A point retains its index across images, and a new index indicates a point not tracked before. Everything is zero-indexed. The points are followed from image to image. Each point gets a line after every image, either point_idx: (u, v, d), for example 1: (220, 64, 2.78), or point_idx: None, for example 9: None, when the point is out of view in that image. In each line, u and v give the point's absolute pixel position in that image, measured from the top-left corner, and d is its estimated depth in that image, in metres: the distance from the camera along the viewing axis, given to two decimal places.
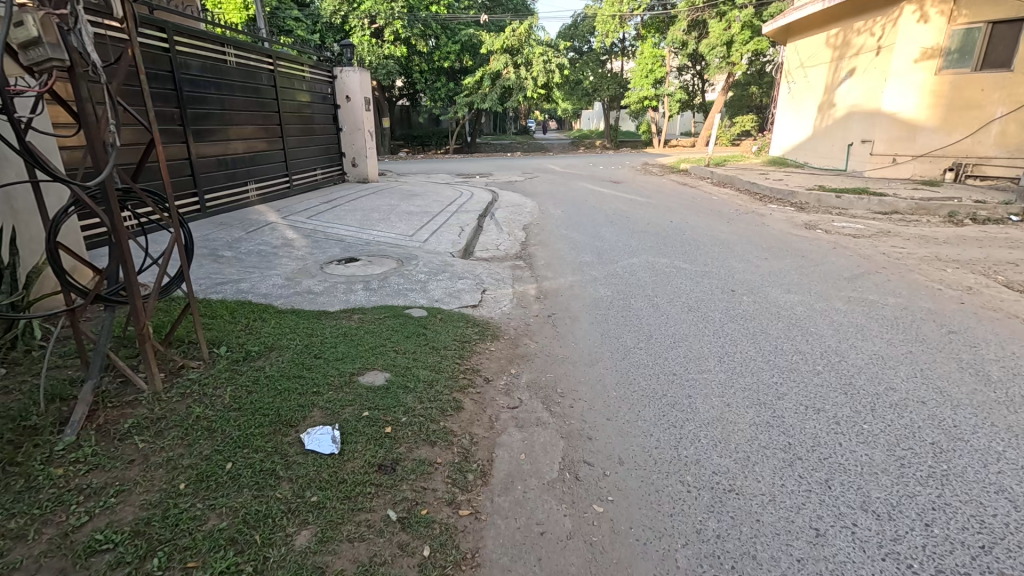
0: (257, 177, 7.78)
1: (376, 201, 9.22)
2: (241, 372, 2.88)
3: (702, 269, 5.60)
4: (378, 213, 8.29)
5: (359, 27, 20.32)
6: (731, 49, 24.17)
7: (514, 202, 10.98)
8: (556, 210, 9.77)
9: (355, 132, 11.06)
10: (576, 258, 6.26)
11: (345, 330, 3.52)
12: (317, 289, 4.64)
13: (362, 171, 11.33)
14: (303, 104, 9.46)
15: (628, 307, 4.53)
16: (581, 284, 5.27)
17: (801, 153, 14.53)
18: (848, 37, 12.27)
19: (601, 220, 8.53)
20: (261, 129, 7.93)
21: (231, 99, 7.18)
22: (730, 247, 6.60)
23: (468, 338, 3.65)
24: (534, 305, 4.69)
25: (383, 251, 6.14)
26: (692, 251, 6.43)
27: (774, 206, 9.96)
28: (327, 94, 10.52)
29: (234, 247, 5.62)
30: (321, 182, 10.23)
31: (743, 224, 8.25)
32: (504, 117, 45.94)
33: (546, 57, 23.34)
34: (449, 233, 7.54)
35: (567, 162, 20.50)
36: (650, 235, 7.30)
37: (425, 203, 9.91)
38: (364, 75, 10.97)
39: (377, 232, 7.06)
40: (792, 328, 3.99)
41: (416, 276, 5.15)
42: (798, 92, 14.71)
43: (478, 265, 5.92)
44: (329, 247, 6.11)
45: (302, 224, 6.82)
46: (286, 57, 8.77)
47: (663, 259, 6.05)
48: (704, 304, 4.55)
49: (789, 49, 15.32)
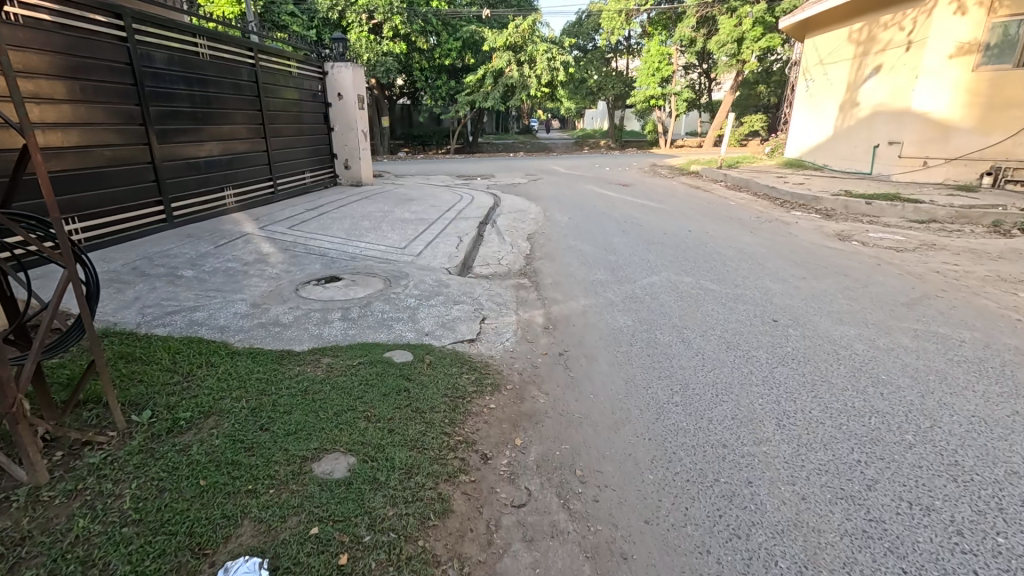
0: (235, 182, 7.07)
1: (368, 208, 8.51)
2: (159, 456, 2.17)
3: (735, 292, 4.88)
4: (368, 220, 7.60)
5: (357, 23, 19.61)
6: (741, 46, 23.37)
7: (517, 207, 10.26)
8: (563, 217, 9.07)
9: (348, 132, 10.36)
10: (588, 275, 5.55)
11: (308, 384, 2.80)
12: (286, 319, 3.94)
13: (355, 174, 10.65)
14: (290, 102, 8.77)
15: (653, 343, 3.82)
16: (596, 310, 4.56)
17: (820, 155, 13.79)
18: (874, 32, 11.53)
19: (613, 228, 7.81)
20: (240, 130, 7.24)
21: (205, 95, 6.48)
22: (760, 263, 5.88)
23: (462, 392, 2.92)
24: (542, 338, 3.99)
25: (370, 267, 5.43)
26: (718, 267, 5.72)
27: (798, 213, 9.22)
28: (318, 91, 9.82)
29: (198, 264, 4.92)
30: (309, 185, 9.53)
31: (768, 234, 7.53)
32: (506, 117, 45.24)
33: (549, 54, 22.63)
34: (446, 244, 6.84)
35: (572, 163, 19.77)
36: (669, 248, 6.57)
37: (422, 209, 9.22)
38: (358, 71, 10.26)
39: (366, 244, 6.36)
40: (857, 375, 3.28)
41: (405, 301, 4.44)
42: (816, 91, 13.97)
43: (478, 284, 5.21)
44: (309, 263, 5.40)
45: (282, 235, 6.12)
46: (271, 50, 8.07)
47: (687, 278, 5.34)
48: (744, 340, 3.83)
49: (807, 46, 14.56)
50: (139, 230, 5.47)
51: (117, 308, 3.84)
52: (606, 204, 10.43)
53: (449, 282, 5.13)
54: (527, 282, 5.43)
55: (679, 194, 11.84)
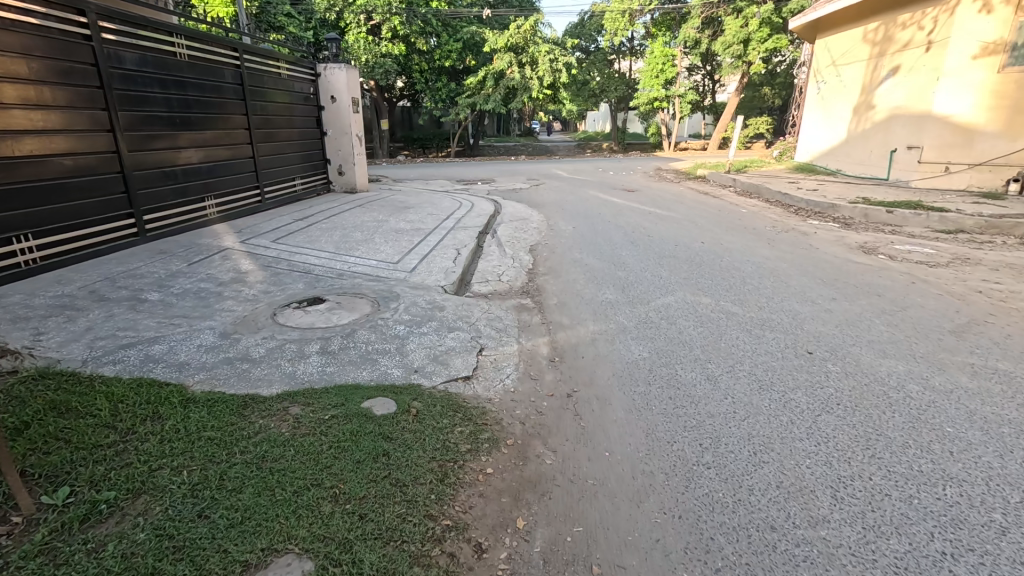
0: (216, 191, 6.63)
1: (361, 217, 8.04)
2: (63, 560, 1.71)
3: (760, 317, 4.41)
4: (360, 231, 7.14)
5: (354, 23, 19.28)
6: (747, 48, 22.94)
7: (519, 215, 9.80)
8: (568, 226, 8.60)
9: (342, 137, 9.91)
10: (597, 295, 5.08)
11: (267, 446, 2.34)
12: (257, 353, 3.47)
13: (349, 180, 10.20)
14: (279, 106, 8.32)
15: (674, 381, 3.35)
16: (607, 337, 4.09)
17: (833, 159, 13.31)
18: (891, 31, 11.06)
19: (620, 240, 7.35)
20: (223, 135, 6.79)
21: (183, 99, 6.03)
22: (783, 280, 5.41)
23: (453, 454, 2.45)
24: (546, 373, 3.52)
25: (359, 286, 4.98)
26: (738, 285, 5.26)
27: (816, 222, 8.74)
28: (310, 94, 9.38)
29: (167, 284, 4.46)
30: (300, 193, 9.09)
31: (786, 246, 7.07)
32: (508, 119, 44.78)
33: (552, 56, 22.23)
34: (442, 258, 6.37)
35: (575, 167, 19.31)
36: (682, 263, 6.11)
37: (418, 217, 8.76)
38: (352, 73, 9.83)
39: (356, 258, 5.90)
40: (917, 426, 2.80)
41: (393, 329, 3.97)
42: (828, 94, 13.51)
43: (475, 306, 4.75)
44: (290, 282, 4.93)
45: (264, 250, 5.66)
46: (258, 51, 7.63)
47: (705, 299, 4.87)
48: (777, 379, 3.36)
49: (818, 46, 14.10)
50: (106, 246, 5.02)
51: (63, 341, 3.37)
52: (611, 212, 9.96)
53: (444, 304, 4.66)
54: (530, 303, 4.97)
55: (687, 201, 11.36)
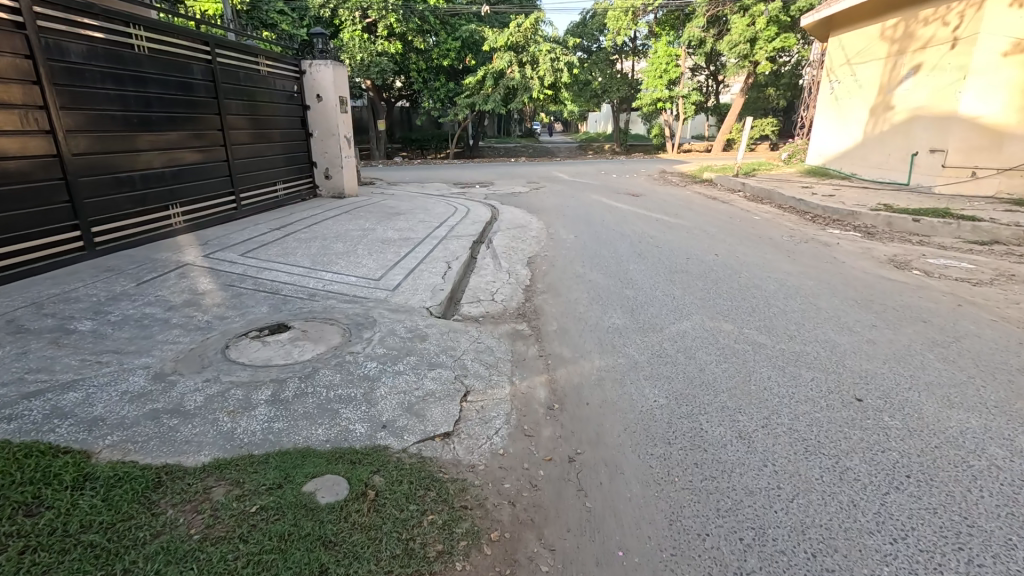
0: (182, 198, 6.04)
1: (345, 225, 7.44)
2: None
3: (792, 350, 3.79)
4: (342, 242, 6.54)
5: (350, 21, 18.82)
6: (754, 47, 22.32)
7: (517, 222, 9.19)
8: (569, 235, 7.99)
9: (329, 138, 9.32)
10: (602, 320, 4.47)
11: (164, 561, 1.76)
12: (192, 402, 2.87)
13: (337, 184, 9.61)
14: (258, 105, 7.72)
15: (700, 441, 2.74)
16: (616, 377, 3.47)
17: (847, 163, 12.69)
18: (912, 27, 10.44)
19: (626, 252, 6.74)
20: (191, 136, 6.19)
21: (142, 96, 5.43)
22: (811, 302, 4.80)
23: (417, 564, 1.87)
24: (544, 427, 2.91)
25: (331, 310, 4.37)
26: (761, 308, 4.66)
27: (836, 231, 8.14)
28: (294, 92, 8.79)
29: (106, 311, 3.86)
30: (283, 199, 8.49)
31: (807, 259, 6.47)
32: (508, 120, 44.31)
33: (553, 55, 21.66)
34: (430, 273, 5.77)
35: (577, 169, 18.72)
36: (696, 280, 5.49)
37: (408, 225, 8.15)
38: (340, 70, 9.23)
39: (333, 275, 5.28)
40: (1018, 513, 2.19)
41: (363, 368, 3.36)
42: (842, 94, 12.89)
43: (462, 334, 4.14)
44: (253, 305, 4.33)
45: (230, 266, 5.07)
46: (235, 45, 7.03)
47: (725, 326, 4.26)
48: (826, 438, 2.74)
49: (831, 44, 13.47)
50: (43, 263, 4.43)
51: None
52: (616, 218, 9.35)
53: (427, 332, 4.05)
54: (525, 330, 4.35)
55: (696, 206, 10.77)
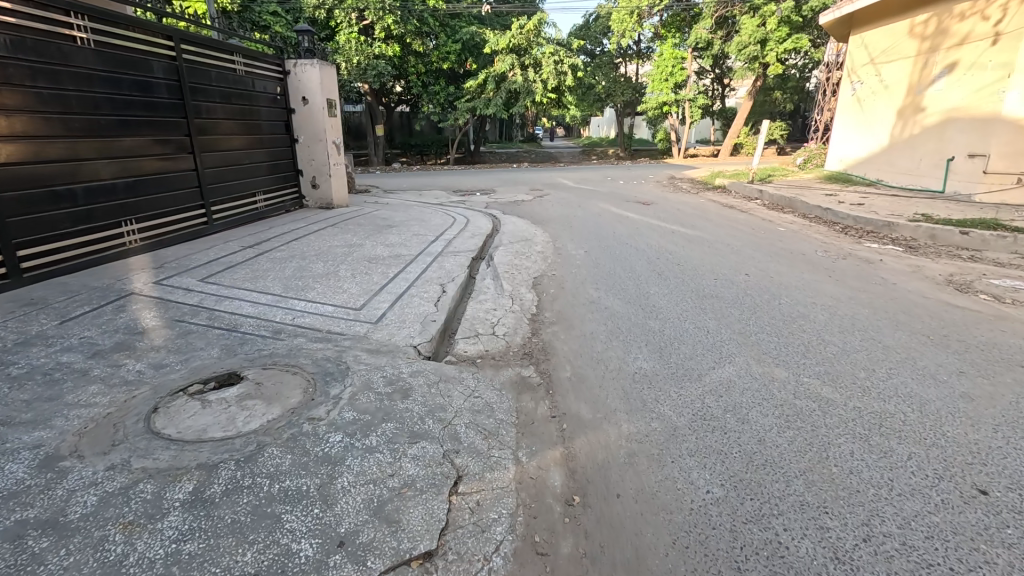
0: (138, 213, 5.30)
1: (329, 241, 6.68)
2: None
3: (871, 410, 3.00)
4: (323, 262, 5.78)
5: (346, 23, 18.19)
6: (765, 48, 21.56)
7: (520, 235, 8.41)
8: (578, 251, 7.21)
9: (315, 144, 8.57)
10: (626, 364, 3.68)
11: None
12: (78, 507, 2.09)
13: (325, 194, 8.86)
14: (235, 108, 6.99)
15: (783, 570, 1.95)
16: (653, 451, 2.69)
17: (871, 168, 11.92)
18: (946, 22, 9.68)
19: (644, 272, 5.97)
20: (150, 143, 5.45)
21: (87, 96, 4.71)
22: (875, 338, 4.01)
23: None
24: (563, 541, 2.13)
25: (298, 354, 3.60)
26: (815, 347, 3.88)
27: (873, 245, 7.36)
28: (276, 95, 8.06)
29: (9, 361, 3.08)
30: (263, 211, 7.73)
31: (850, 279, 5.69)
32: (510, 125, 43.73)
33: (557, 57, 20.97)
34: (420, 299, 4.99)
35: (582, 175, 17.99)
36: (731, 310, 4.71)
37: (400, 239, 7.39)
38: (328, 70, 8.50)
39: (307, 304, 4.52)
40: None
41: (323, 444, 2.58)
42: (865, 95, 12.13)
43: (455, 387, 3.35)
44: (200, 348, 3.55)
45: (183, 295, 4.30)
46: (205, 41, 6.30)
47: (779, 373, 3.48)
48: (961, 565, 1.95)
49: (853, 43, 12.71)
50: None
51: None
52: (627, 230, 8.59)
53: (411, 385, 3.27)
54: (533, 377, 3.57)
55: (712, 216, 9.99)
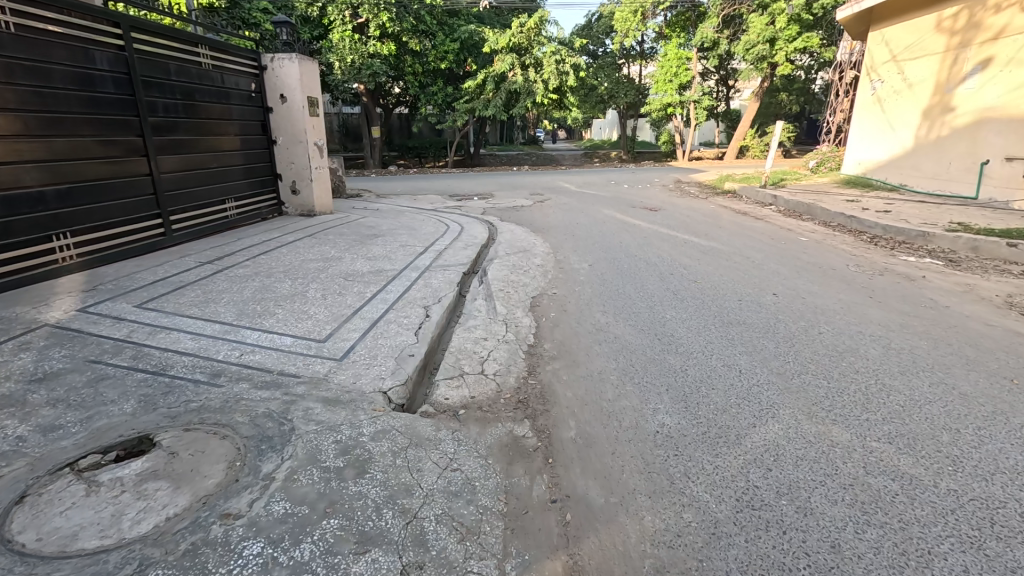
0: (75, 225, 4.63)
1: (303, 254, 5.97)
2: None
3: (973, 496, 2.28)
4: (292, 280, 5.07)
5: (339, 21, 17.57)
6: (774, 47, 20.87)
7: (518, 245, 7.69)
8: (582, 265, 6.49)
9: (295, 146, 7.87)
10: (645, 421, 2.95)
11: None
12: None
13: (306, 200, 8.16)
14: (200, 106, 6.30)
15: None
16: (690, 566, 1.96)
17: (892, 172, 11.21)
18: (979, 15, 8.99)
19: (658, 293, 5.25)
20: (91, 146, 4.76)
21: (8, 90, 4.10)
22: (947, 382, 3.28)
23: None
24: None
25: (234, 406, 2.89)
26: (875, 395, 3.16)
27: (909, 258, 6.65)
28: (251, 92, 7.38)
29: None
30: (235, 220, 7.03)
31: (894, 299, 4.98)
32: (511, 126, 43.00)
33: (558, 57, 20.34)
34: (398, 326, 4.28)
35: (585, 179, 17.27)
36: (764, 342, 3.99)
37: (385, 251, 6.68)
38: (309, 66, 7.80)
39: (262, 336, 3.80)
40: None
41: (230, 561, 1.86)
42: (886, 95, 11.42)
43: (428, 455, 2.62)
44: (111, 400, 2.84)
45: (108, 326, 3.59)
46: (163, 31, 5.59)
47: (840, 437, 2.75)
48: None
49: (873, 40, 12.01)
50: None
51: None
52: (634, 240, 7.87)
53: (370, 455, 2.54)
54: (528, 439, 2.84)
55: (726, 224, 9.27)
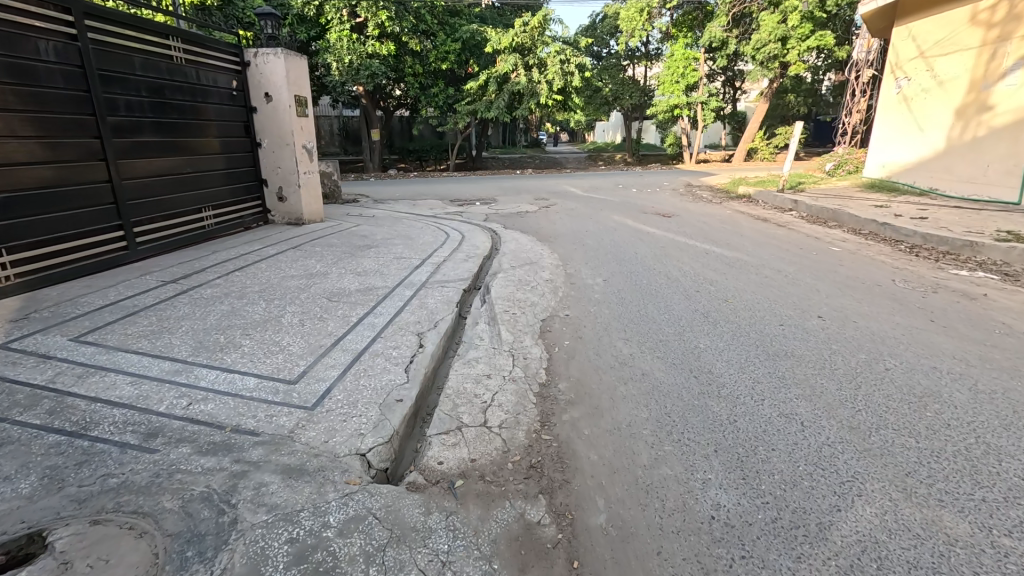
0: (12, 241, 4.03)
1: (285, 270, 5.34)
2: None
3: None
4: (267, 301, 4.44)
5: (337, 20, 17.02)
6: (786, 45, 20.23)
7: (524, 257, 7.03)
8: (595, 281, 5.83)
9: (281, 150, 7.24)
10: (696, 500, 2.30)
11: None
12: None
13: (293, 208, 7.53)
14: (172, 104, 5.68)
15: None
16: None
17: (921, 175, 10.53)
18: (1020, 6, 8.33)
19: (685, 316, 4.59)
20: (31, 148, 4.14)
21: None
22: None
23: None
24: None
25: (164, 482, 2.25)
26: (983, 461, 2.50)
27: (959, 271, 5.98)
28: (233, 90, 6.76)
29: None
30: (212, 230, 6.40)
31: (962, 323, 4.31)
32: (513, 129, 42.41)
33: (563, 57, 19.77)
34: (386, 361, 3.63)
35: (591, 183, 16.64)
36: (823, 381, 3.33)
37: (377, 264, 6.04)
38: (297, 62, 7.19)
39: (219, 377, 3.16)
40: None
41: None
42: (913, 93, 10.76)
43: (413, 558, 1.97)
44: (5, 476, 2.20)
45: (30, 368, 2.96)
46: (124, 19, 4.97)
47: (957, 530, 2.09)
48: None
49: (896, 35, 11.36)
50: None
51: None
52: (650, 251, 7.21)
53: (334, 562, 1.90)
54: (545, 528, 2.18)
55: (746, 231, 8.60)
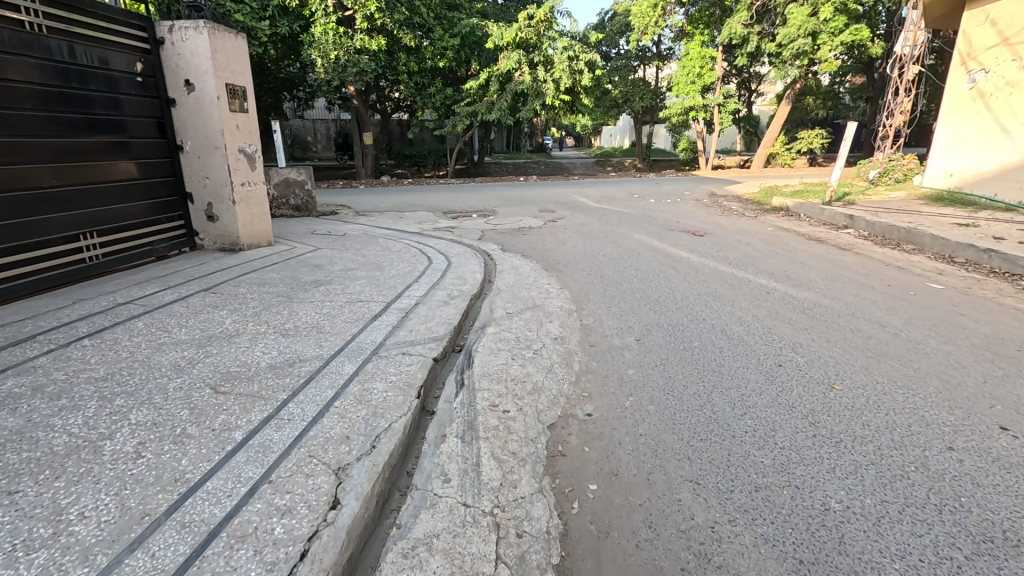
0: None
1: (170, 331, 3.63)
2: None
3: None
4: (103, 402, 2.75)
5: (321, 12, 15.42)
6: (817, 40, 18.47)
7: (524, 297, 5.29)
8: (626, 341, 4.09)
9: (209, 154, 5.56)
10: None
11: None
12: None
13: (227, 229, 5.83)
14: (20, 90, 4.00)
15: None
16: None
17: (1008, 186, 8.76)
18: None
19: (782, 426, 2.84)
20: None
21: None
22: None
23: None
24: None
25: None
26: None
27: None
28: (137, 76, 5.09)
29: None
30: (98, 264, 4.71)
31: None
32: (518, 133, 40.54)
33: (571, 54, 18.12)
34: (252, 558, 1.91)
35: (601, 192, 14.89)
36: None
37: (318, 314, 4.33)
38: (230, 41, 5.52)
39: None
40: None
41: None
42: (996, 87, 8.99)
43: None
44: None
45: None
46: None
47: None
48: None
49: (968, 19, 9.59)
50: None
51: None
52: (692, 288, 5.45)
53: None
54: None
55: (805, 258, 6.84)
